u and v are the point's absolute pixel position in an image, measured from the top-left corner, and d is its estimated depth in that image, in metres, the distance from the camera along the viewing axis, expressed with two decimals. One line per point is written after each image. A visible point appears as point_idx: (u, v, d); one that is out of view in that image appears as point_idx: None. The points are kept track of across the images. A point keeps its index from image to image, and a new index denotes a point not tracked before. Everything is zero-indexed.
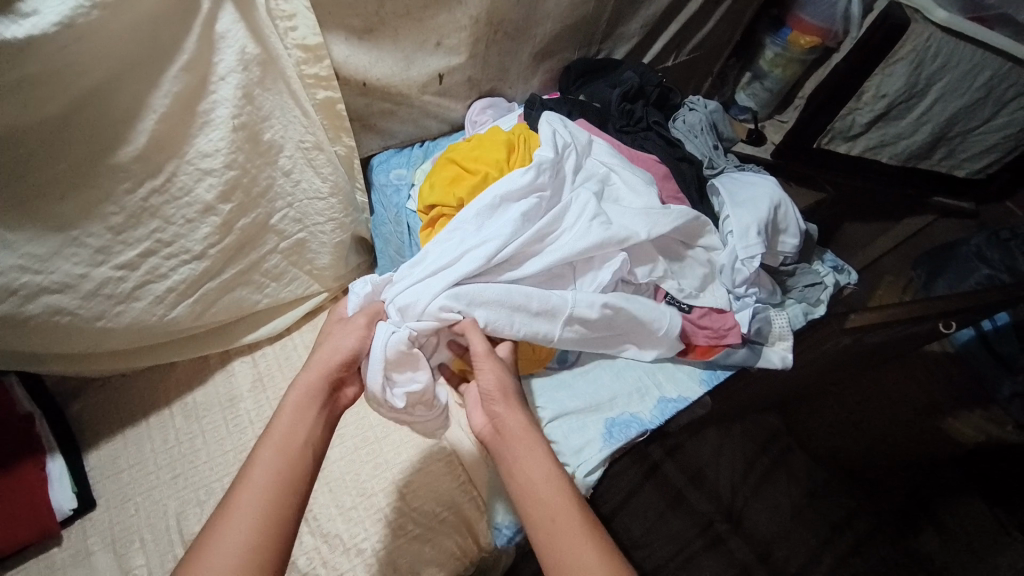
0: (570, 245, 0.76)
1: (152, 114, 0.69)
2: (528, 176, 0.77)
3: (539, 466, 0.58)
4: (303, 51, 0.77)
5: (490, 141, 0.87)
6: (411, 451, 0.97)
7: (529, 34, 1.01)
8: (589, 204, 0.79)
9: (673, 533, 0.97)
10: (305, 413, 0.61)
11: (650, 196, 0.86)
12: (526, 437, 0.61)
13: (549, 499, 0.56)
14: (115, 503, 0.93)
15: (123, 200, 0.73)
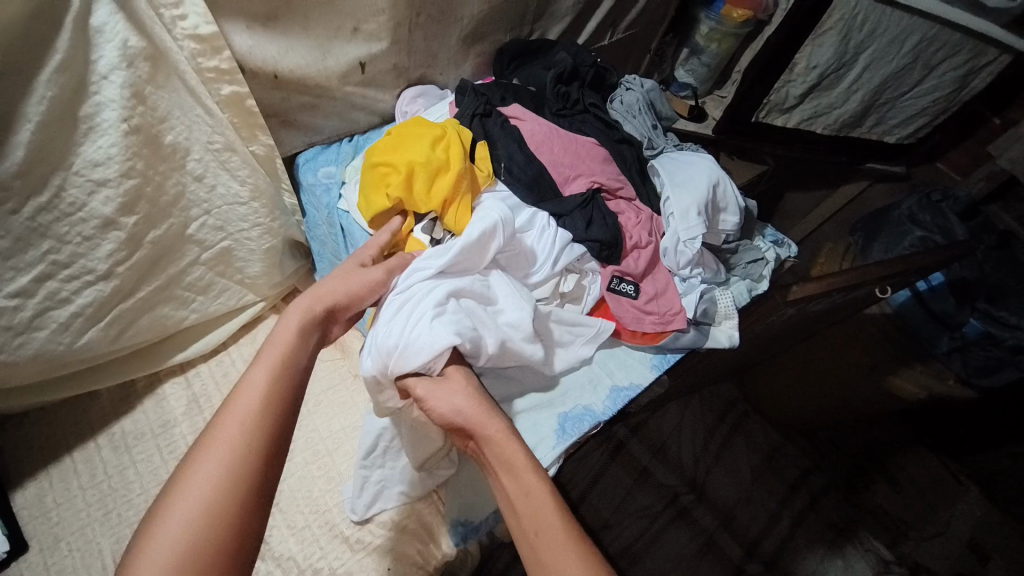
0: (425, 350, 0.63)
1: (26, 123, 0.61)
2: (410, 285, 0.71)
3: (528, 472, 0.56)
4: (197, 42, 0.69)
5: (417, 135, 0.80)
6: None
7: (455, 16, 0.96)
8: (456, 313, 0.67)
9: (643, 506, 1.15)
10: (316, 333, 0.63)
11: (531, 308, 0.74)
12: (506, 444, 0.58)
13: (534, 513, 0.53)
14: (47, 543, 0.86)
15: (5, 222, 0.65)
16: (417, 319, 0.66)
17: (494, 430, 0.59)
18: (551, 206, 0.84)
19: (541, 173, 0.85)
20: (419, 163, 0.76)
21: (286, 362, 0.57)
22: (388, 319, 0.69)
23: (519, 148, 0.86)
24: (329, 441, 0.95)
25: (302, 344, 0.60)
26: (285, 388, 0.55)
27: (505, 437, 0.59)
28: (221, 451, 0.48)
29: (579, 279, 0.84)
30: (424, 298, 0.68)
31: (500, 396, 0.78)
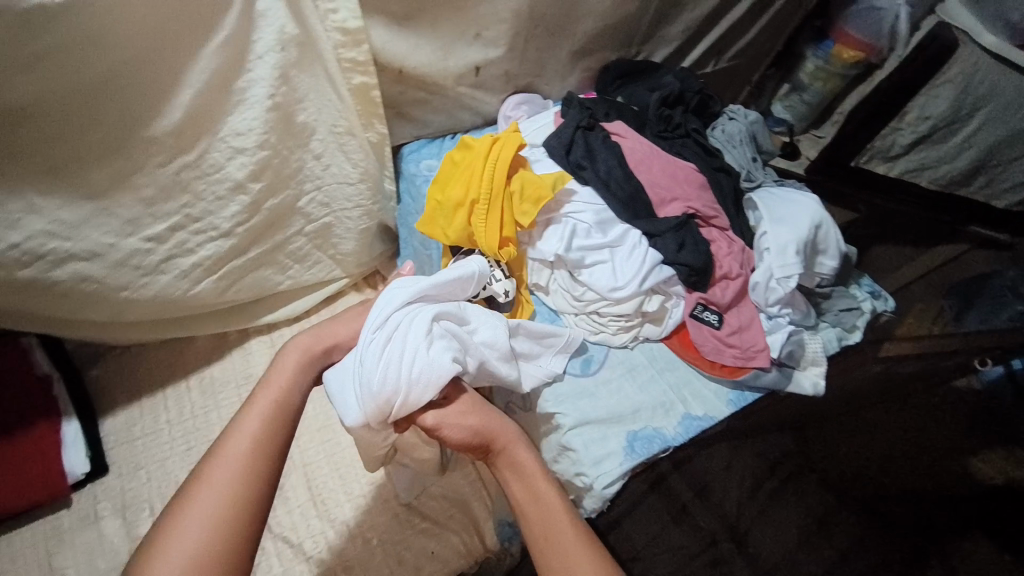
0: (429, 381, 0.65)
1: (188, 88, 0.68)
2: (387, 321, 0.68)
3: (541, 481, 0.65)
4: (343, 35, 0.75)
5: (451, 168, 0.88)
6: None
7: (569, 31, 0.99)
8: (444, 338, 0.68)
9: (674, 548, 0.94)
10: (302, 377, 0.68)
11: (501, 321, 0.77)
12: (520, 454, 0.67)
13: (550, 515, 0.61)
14: (126, 470, 0.99)
15: (156, 173, 0.73)
16: (414, 352, 0.66)
17: (511, 442, 0.68)
18: (645, 226, 0.86)
19: (636, 192, 0.87)
20: (440, 202, 0.86)
21: (267, 413, 0.62)
22: (373, 357, 0.65)
23: (619, 166, 0.88)
24: None
25: (288, 392, 0.65)
26: (265, 437, 0.60)
27: (518, 447, 0.68)
28: (209, 496, 0.55)
29: (663, 301, 0.86)
30: (412, 330, 0.67)
31: (574, 403, 0.81)
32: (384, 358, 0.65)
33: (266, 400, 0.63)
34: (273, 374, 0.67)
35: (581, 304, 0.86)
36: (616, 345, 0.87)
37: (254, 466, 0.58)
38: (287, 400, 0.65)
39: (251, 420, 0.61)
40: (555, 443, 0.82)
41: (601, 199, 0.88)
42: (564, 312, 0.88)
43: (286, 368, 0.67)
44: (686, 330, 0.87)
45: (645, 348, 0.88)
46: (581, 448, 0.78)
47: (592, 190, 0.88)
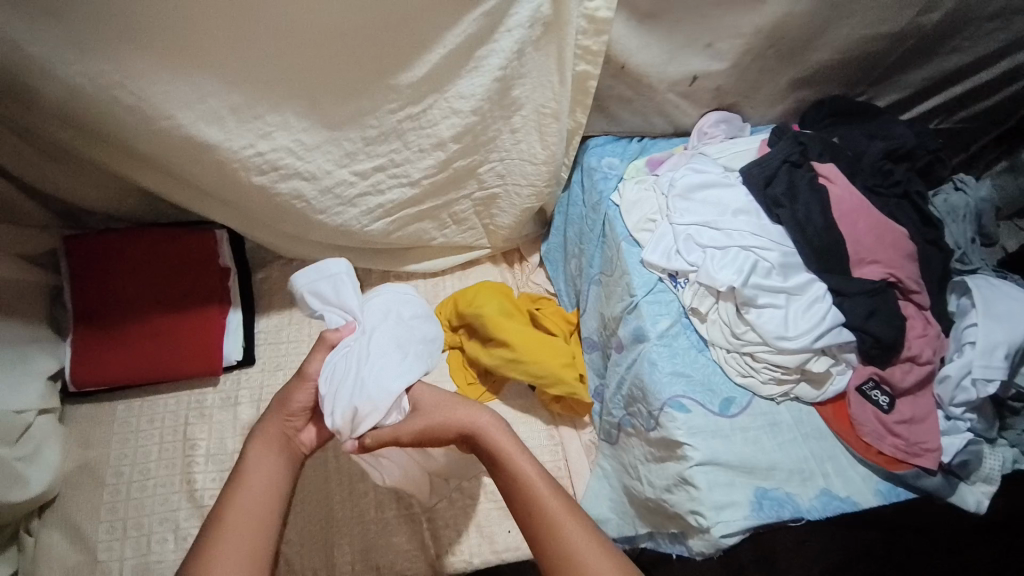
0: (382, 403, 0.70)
1: (440, 47, 0.72)
2: (331, 371, 0.72)
3: (520, 461, 0.68)
4: (588, 22, 0.75)
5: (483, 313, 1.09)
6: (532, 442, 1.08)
7: (799, 59, 0.93)
8: (377, 352, 0.73)
9: None
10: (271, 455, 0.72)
11: (408, 305, 0.81)
12: (488, 433, 0.70)
13: (540, 502, 0.66)
14: (268, 367, 1.09)
15: (382, 117, 0.79)
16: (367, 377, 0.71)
17: (475, 418, 0.71)
18: (835, 282, 0.80)
19: (837, 244, 0.81)
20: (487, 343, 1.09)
21: (247, 498, 0.68)
22: (337, 404, 0.70)
23: (822, 214, 0.82)
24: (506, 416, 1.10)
25: (263, 477, 0.70)
26: (247, 519, 0.66)
27: (492, 430, 0.70)
28: None
29: (831, 364, 0.81)
30: (346, 365, 0.72)
31: (706, 440, 0.78)
32: (346, 399, 0.70)
33: (243, 489, 0.68)
34: (244, 466, 0.71)
35: (739, 343, 0.82)
36: (764, 395, 0.82)
37: (247, 549, 0.64)
38: (264, 482, 0.70)
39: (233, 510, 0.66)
40: (673, 473, 0.80)
41: (791, 241, 0.83)
42: (714, 346, 0.84)
43: (254, 457, 0.71)
44: (847, 403, 0.82)
45: (794, 407, 0.82)
46: (704, 487, 0.75)
47: (784, 232, 0.83)
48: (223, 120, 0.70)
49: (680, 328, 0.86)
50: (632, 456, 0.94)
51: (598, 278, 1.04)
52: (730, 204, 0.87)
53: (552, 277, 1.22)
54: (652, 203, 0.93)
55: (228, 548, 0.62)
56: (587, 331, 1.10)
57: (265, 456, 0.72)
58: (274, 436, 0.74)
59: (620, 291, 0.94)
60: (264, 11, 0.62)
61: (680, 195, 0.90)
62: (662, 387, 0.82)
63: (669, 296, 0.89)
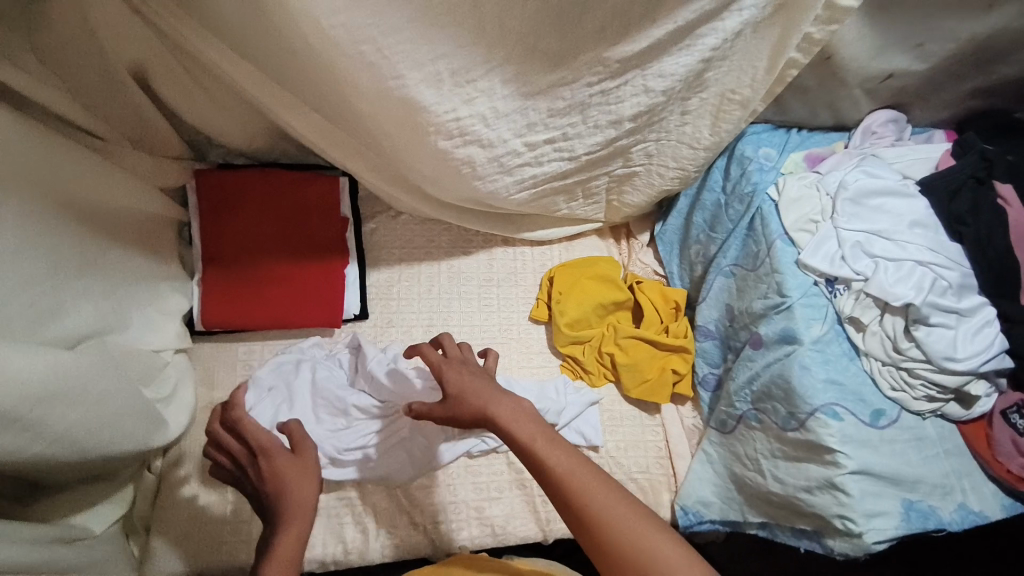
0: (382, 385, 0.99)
1: (670, 23, 0.68)
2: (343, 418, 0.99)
3: (555, 457, 0.71)
4: (822, 9, 0.70)
5: (590, 289, 1.14)
6: (634, 423, 1.10)
7: (990, 68, 0.89)
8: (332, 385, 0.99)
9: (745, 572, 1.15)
10: (297, 540, 0.74)
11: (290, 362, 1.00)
12: (517, 420, 0.76)
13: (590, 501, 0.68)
14: (381, 323, 1.10)
15: (578, 90, 0.75)
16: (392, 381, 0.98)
17: (496, 398, 0.78)
18: (1006, 307, 0.79)
19: (1016, 270, 0.79)
20: (590, 320, 1.13)
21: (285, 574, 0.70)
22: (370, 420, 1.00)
23: (1003, 232, 0.80)
24: (609, 395, 1.12)
25: (292, 560, 0.72)
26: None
27: (513, 418, 0.76)
28: None
29: (985, 388, 0.81)
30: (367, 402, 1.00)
31: (858, 450, 0.79)
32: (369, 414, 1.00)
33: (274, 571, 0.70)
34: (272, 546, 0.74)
35: (899, 358, 0.81)
36: (913, 410, 0.82)
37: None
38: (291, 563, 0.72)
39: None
40: (818, 476, 0.81)
41: (967, 261, 0.82)
42: (869, 356, 0.84)
43: (282, 539, 0.74)
44: (988, 423, 0.82)
45: (938, 423, 0.83)
46: (856, 495, 0.77)
47: (962, 251, 0.83)
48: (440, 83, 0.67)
49: (833, 335, 0.85)
50: (752, 449, 0.94)
51: (730, 270, 1.02)
52: (905, 214, 0.84)
53: (665, 259, 1.20)
54: (814, 203, 0.90)
55: None
56: (702, 319, 1.08)
57: (292, 546, 0.74)
58: (300, 524, 0.76)
59: (764, 288, 0.92)
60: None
61: (852, 198, 0.86)
62: (815, 393, 0.82)
63: (823, 301, 0.87)
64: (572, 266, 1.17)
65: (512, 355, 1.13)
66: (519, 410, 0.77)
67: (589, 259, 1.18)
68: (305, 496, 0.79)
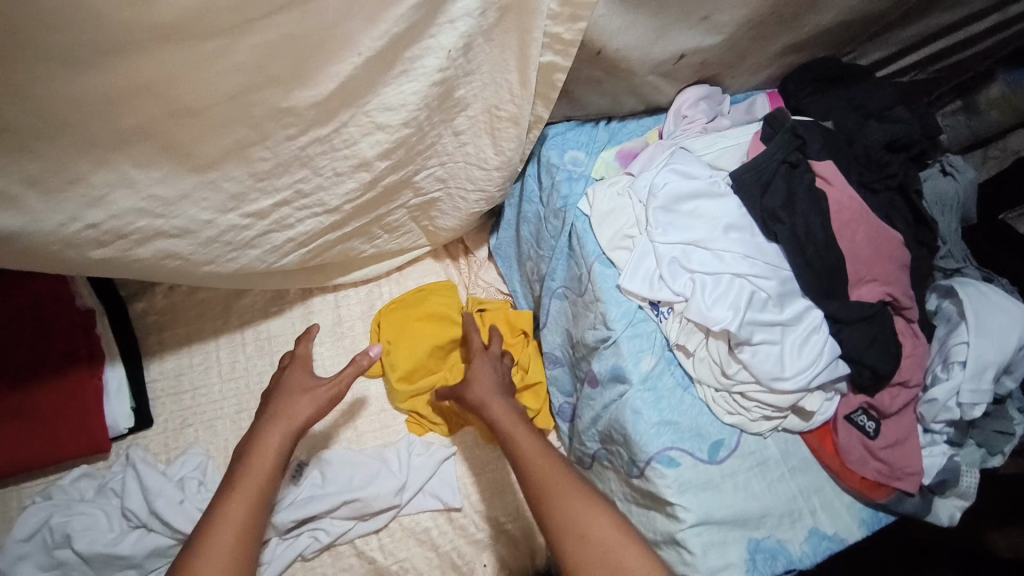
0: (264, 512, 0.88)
1: (354, 57, 0.49)
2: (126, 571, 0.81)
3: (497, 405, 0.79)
4: (560, 5, 0.54)
5: (421, 333, 0.98)
6: (497, 468, 0.99)
7: (797, 24, 0.77)
8: (98, 532, 0.81)
9: None
10: (276, 458, 0.73)
11: (42, 513, 0.81)
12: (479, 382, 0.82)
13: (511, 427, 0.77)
14: (173, 425, 0.91)
15: (279, 147, 0.56)
16: (176, 516, 0.81)
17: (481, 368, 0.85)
18: (833, 310, 0.71)
19: (838, 267, 0.71)
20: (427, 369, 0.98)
21: (260, 491, 0.70)
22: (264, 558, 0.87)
23: (822, 227, 0.72)
24: (468, 443, 1.00)
25: (274, 464, 0.73)
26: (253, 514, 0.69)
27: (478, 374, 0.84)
28: (216, 552, 0.65)
29: (823, 398, 0.74)
30: (147, 546, 0.81)
31: (698, 497, 0.71)
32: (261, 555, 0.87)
33: (256, 472, 0.71)
34: (252, 454, 0.73)
35: (730, 383, 0.72)
36: (752, 432, 0.74)
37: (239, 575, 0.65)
38: (280, 456, 0.74)
39: (239, 508, 0.68)
40: (662, 530, 0.73)
41: (787, 262, 0.73)
42: (701, 384, 0.74)
43: (267, 450, 0.74)
44: (834, 429, 0.76)
45: (781, 438, 0.76)
46: (699, 550, 0.69)
47: (780, 252, 0.73)
48: (22, 200, 0.47)
49: (664, 365, 0.76)
50: (609, 491, 0.85)
51: (562, 293, 0.88)
52: (719, 218, 0.73)
53: (505, 275, 1.05)
54: (628, 214, 0.77)
55: (229, 525, 0.67)
56: (548, 346, 0.95)
57: (280, 442, 0.74)
58: (284, 434, 0.75)
59: (592, 318, 0.80)
60: (61, 29, 0.38)
61: (663, 207, 0.74)
62: (650, 440, 0.72)
63: (650, 327, 0.77)
64: (398, 306, 1.00)
65: (349, 423, 0.98)
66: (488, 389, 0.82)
67: (420, 292, 1.02)
68: (302, 412, 0.77)
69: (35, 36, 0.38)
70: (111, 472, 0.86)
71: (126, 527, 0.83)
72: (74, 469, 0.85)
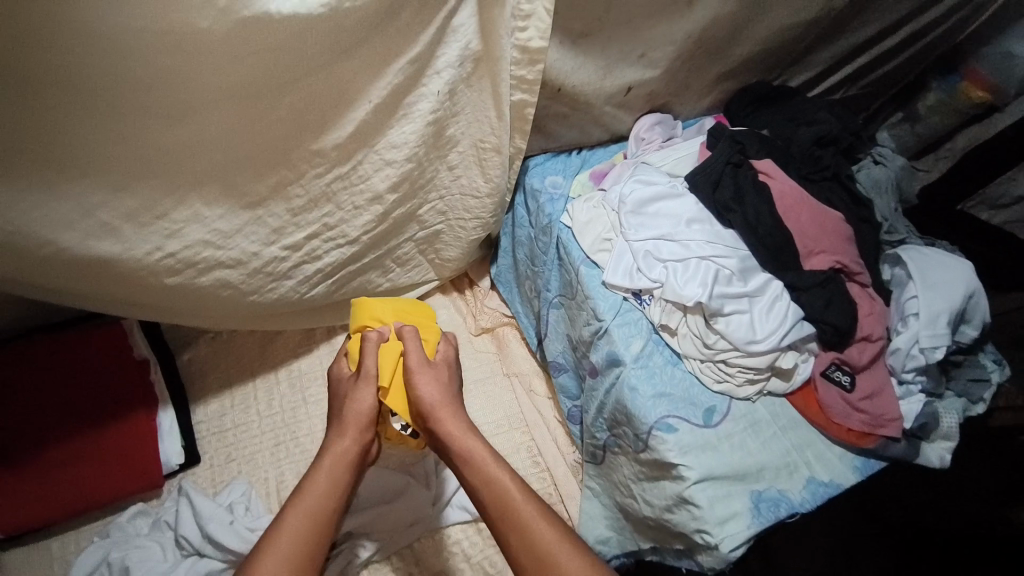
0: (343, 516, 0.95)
1: (366, 103, 0.66)
2: None
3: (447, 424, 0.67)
4: (521, 53, 0.69)
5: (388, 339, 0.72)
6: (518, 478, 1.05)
7: (723, 55, 0.94)
8: (154, 562, 0.87)
9: None
10: (327, 475, 0.66)
11: (102, 552, 0.88)
12: (428, 392, 0.68)
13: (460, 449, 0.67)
14: (218, 461, 0.99)
15: (310, 184, 0.71)
16: (228, 535, 0.88)
17: (438, 371, 0.71)
18: (790, 279, 0.82)
19: (787, 242, 0.83)
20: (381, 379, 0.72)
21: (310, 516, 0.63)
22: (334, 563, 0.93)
23: (768, 210, 0.84)
24: None
25: (324, 489, 0.65)
26: (307, 543, 0.62)
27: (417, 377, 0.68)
28: None
29: (797, 357, 0.82)
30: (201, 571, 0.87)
31: (698, 457, 0.77)
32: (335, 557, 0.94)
33: (313, 490, 0.65)
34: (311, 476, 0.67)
35: (712, 352, 0.81)
36: (740, 397, 0.82)
37: None
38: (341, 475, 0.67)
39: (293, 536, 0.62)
40: (671, 494, 0.79)
41: (743, 244, 0.85)
42: (688, 357, 0.83)
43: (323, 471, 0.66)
44: (814, 388, 0.83)
45: (768, 402, 0.83)
46: (705, 505, 0.75)
47: (737, 236, 0.85)
48: (120, 231, 0.64)
49: (652, 347, 0.85)
50: (622, 477, 0.90)
51: (558, 301, 0.99)
52: (681, 214, 0.86)
53: (508, 299, 1.16)
54: (604, 221, 0.89)
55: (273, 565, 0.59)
56: (551, 354, 1.04)
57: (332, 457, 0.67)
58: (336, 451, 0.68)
59: (585, 315, 0.90)
60: (162, 95, 0.56)
61: (633, 210, 0.87)
62: (648, 410, 0.80)
63: (636, 314, 0.86)
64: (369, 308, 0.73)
65: None
66: (447, 394, 0.69)
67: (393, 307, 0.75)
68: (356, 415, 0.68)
69: (147, 106, 0.57)
70: (163, 507, 0.93)
71: (179, 556, 0.89)
72: (131, 508, 0.93)
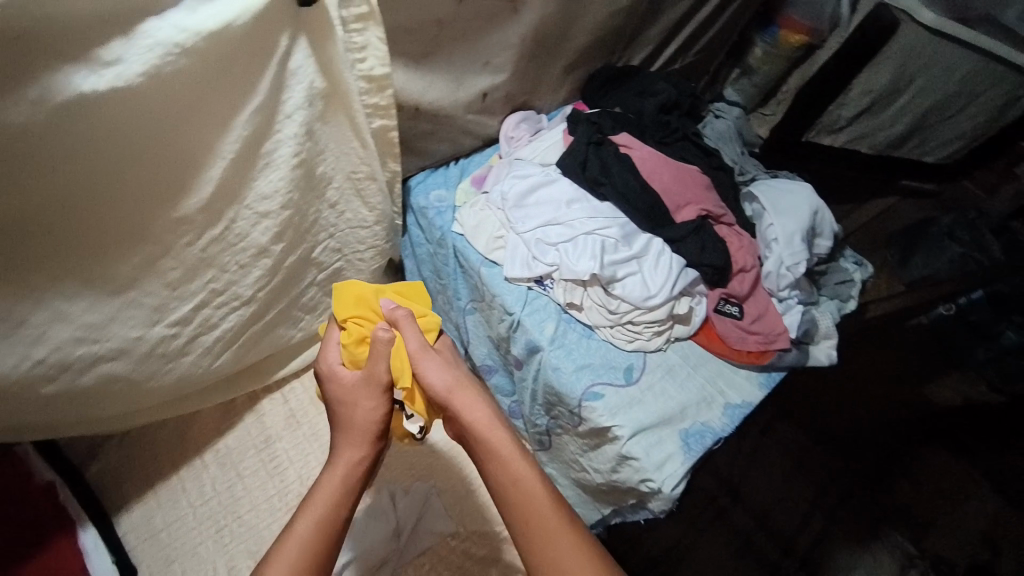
0: None
1: (220, 161, 0.65)
2: None
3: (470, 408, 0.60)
4: (367, 82, 0.72)
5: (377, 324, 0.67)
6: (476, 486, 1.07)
7: (563, 48, 1.02)
8: None
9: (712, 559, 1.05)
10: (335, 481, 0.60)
11: None
12: (443, 380, 0.61)
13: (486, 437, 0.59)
14: (158, 567, 0.92)
15: (182, 254, 0.69)
16: None
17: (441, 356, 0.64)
18: (667, 234, 0.90)
19: (655, 202, 0.91)
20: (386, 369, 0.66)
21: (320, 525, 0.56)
22: None
23: (633, 178, 0.92)
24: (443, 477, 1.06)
25: (332, 497, 0.59)
26: (312, 560, 0.54)
27: (424, 362, 0.62)
28: None
29: (690, 301, 0.91)
30: None
31: (627, 414, 0.83)
32: None
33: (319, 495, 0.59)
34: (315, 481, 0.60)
35: (617, 317, 0.88)
36: (652, 349, 0.89)
37: None
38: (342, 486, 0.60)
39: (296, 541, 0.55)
40: (613, 455, 0.84)
41: (622, 213, 0.92)
42: (598, 326, 0.89)
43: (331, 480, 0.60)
44: (712, 324, 0.92)
45: (676, 347, 0.91)
46: (642, 455, 0.81)
47: (614, 206, 0.92)
48: None
49: (564, 326, 0.90)
50: (570, 453, 0.94)
51: (471, 307, 1.02)
52: (561, 198, 0.92)
53: None
54: (493, 221, 0.93)
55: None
56: (479, 358, 1.07)
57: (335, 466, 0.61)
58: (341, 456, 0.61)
59: (497, 313, 0.94)
60: None
61: (516, 205, 0.92)
62: (574, 384, 0.85)
63: (543, 300, 0.91)
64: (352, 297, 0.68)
65: None
66: (456, 376, 0.62)
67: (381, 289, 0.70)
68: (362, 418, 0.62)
69: None
70: None
71: None
72: None
